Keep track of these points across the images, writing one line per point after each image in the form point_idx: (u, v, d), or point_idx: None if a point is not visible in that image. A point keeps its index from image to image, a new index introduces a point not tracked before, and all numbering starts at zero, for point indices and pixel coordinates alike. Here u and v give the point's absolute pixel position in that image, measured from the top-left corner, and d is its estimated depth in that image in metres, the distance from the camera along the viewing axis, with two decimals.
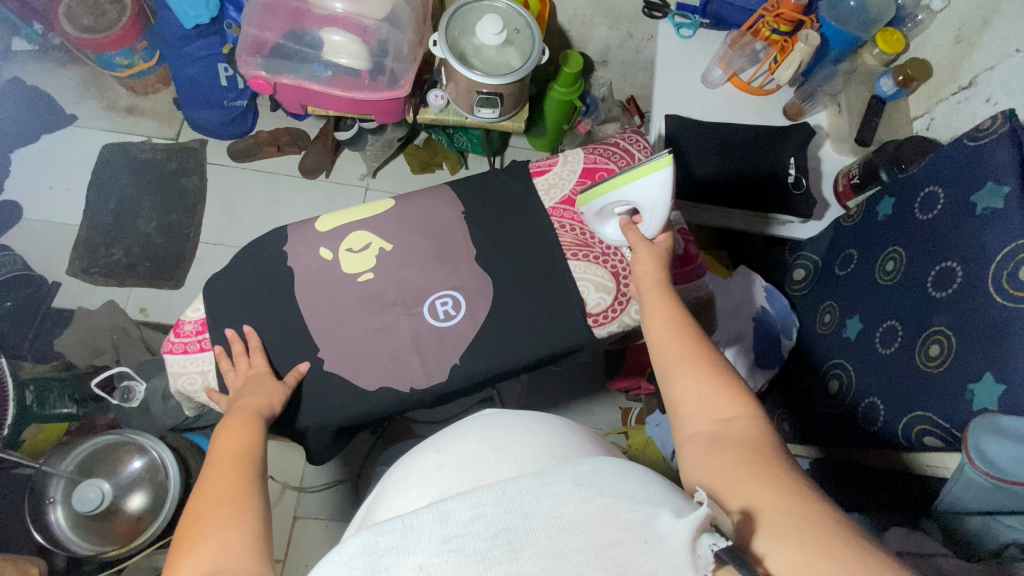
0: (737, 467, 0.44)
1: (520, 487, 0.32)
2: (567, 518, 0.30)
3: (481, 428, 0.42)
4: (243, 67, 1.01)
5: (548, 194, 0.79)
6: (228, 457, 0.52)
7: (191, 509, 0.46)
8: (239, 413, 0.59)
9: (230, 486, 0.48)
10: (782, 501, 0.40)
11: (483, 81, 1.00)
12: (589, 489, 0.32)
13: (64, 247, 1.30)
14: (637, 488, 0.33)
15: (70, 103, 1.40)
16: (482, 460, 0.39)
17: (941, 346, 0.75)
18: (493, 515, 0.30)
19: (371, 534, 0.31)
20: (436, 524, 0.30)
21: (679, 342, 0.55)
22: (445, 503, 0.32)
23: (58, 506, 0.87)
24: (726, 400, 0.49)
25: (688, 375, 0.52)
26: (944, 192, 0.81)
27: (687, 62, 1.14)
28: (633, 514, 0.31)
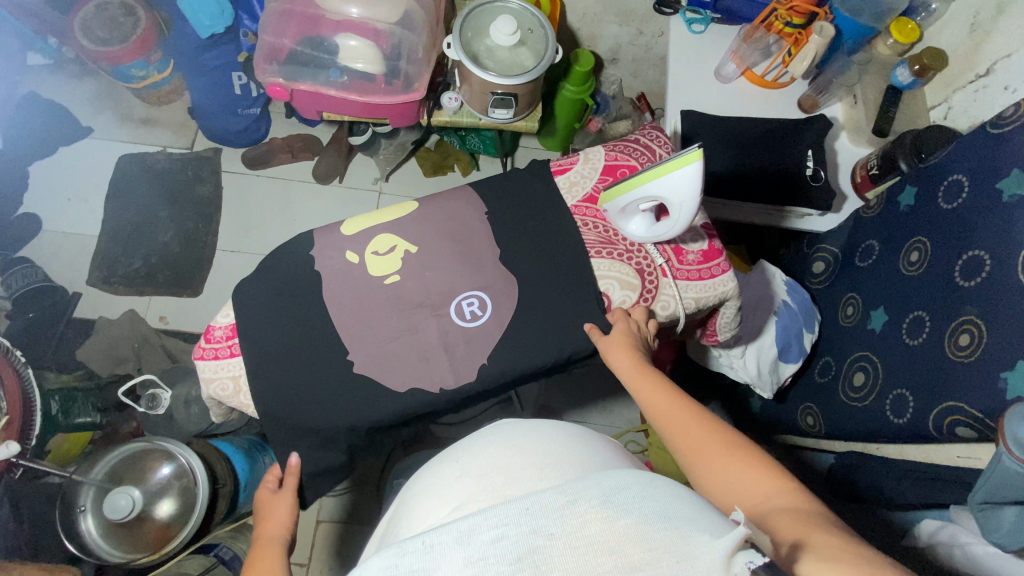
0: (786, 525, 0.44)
1: (543, 506, 0.32)
2: (591, 540, 0.31)
3: (499, 442, 0.45)
4: (260, 75, 1.02)
5: (569, 192, 0.79)
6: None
7: None
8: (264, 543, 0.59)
9: None
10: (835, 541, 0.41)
11: (497, 82, 1.00)
12: (615, 508, 0.32)
13: (84, 258, 1.32)
14: (666, 503, 0.33)
15: (85, 115, 1.41)
16: (504, 471, 0.42)
17: (971, 336, 0.75)
18: (516, 536, 0.31)
19: (393, 555, 0.32)
20: (457, 546, 0.31)
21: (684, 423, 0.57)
22: (466, 523, 0.32)
23: (88, 515, 0.88)
24: (754, 472, 0.50)
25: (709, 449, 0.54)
26: (969, 181, 0.80)
27: (700, 57, 1.14)
28: (664, 534, 0.31)
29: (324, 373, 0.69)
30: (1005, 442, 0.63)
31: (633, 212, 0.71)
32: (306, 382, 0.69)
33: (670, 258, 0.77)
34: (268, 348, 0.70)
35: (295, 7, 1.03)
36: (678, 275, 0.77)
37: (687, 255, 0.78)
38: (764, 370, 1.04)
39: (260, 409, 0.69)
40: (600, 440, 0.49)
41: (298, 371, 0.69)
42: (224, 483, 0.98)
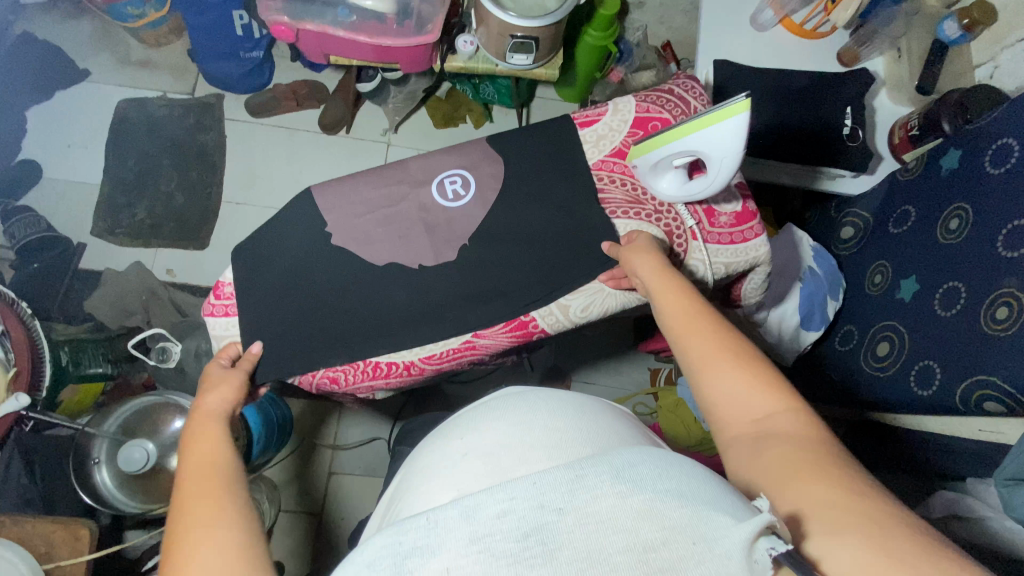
0: (785, 468, 0.42)
1: (553, 481, 0.33)
2: (604, 516, 0.31)
3: (503, 414, 0.47)
4: (263, 12, 0.94)
5: (596, 147, 0.74)
6: (199, 463, 0.49)
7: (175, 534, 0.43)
8: (203, 416, 0.55)
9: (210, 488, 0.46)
10: (831, 503, 0.39)
11: (518, 24, 0.94)
12: (628, 485, 0.32)
13: (87, 208, 1.29)
14: (681, 482, 0.33)
15: (82, 56, 1.35)
16: (510, 447, 0.43)
17: (1009, 309, 0.71)
18: (524, 512, 0.31)
19: (397, 531, 0.32)
20: (463, 521, 0.31)
21: (695, 327, 0.53)
22: (471, 498, 0.32)
23: (103, 467, 0.88)
24: (764, 397, 0.48)
25: (718, 370, 0.50)
26: (1019, 145, 0.75)
27: (735, 1, 1.06)
28: (680, 513, 0.31)
29: (340, 328, 0.68)
30: None
31: (654, 168, 0.66)
32: (319, 341, 0.67)
33: (701, 220, 0.72)
34: (278, 302, 0.68)
35: None
36: (708, 238, 0.73)
37: (719, 217, 0.73)
38: (781, 338, 1.03)
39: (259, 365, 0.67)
40: (611, 411, 0.49)
41: (310, 328, 0.68)
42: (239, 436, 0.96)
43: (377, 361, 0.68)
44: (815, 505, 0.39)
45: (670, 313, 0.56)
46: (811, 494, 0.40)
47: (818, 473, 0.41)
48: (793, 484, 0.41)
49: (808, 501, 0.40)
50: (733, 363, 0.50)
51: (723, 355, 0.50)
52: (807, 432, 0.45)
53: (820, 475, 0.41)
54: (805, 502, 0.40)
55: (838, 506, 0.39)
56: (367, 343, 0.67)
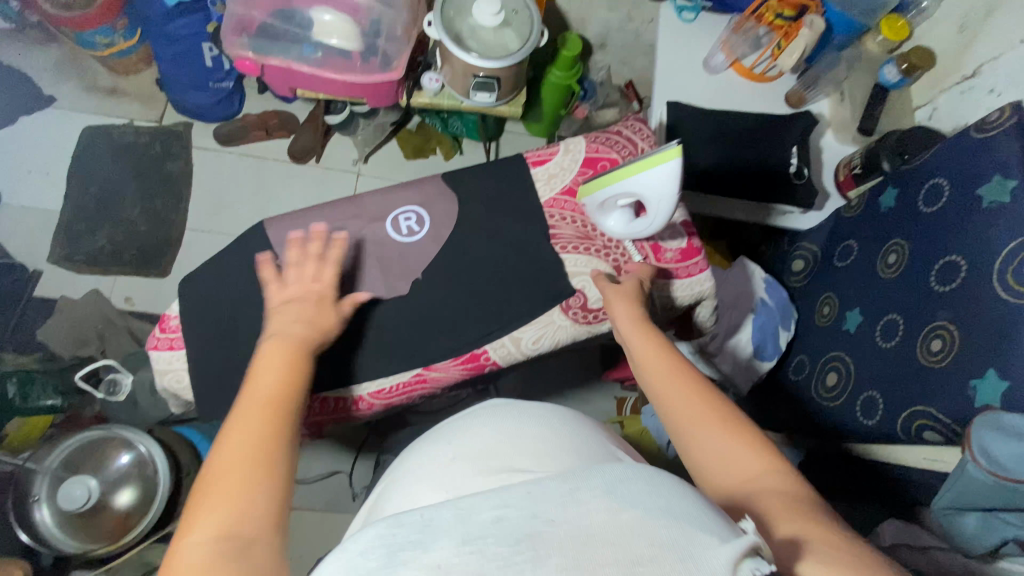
0: (776, 510, 0.43)
1: (545, 495, 0.32)
2: (595, 529, 0.30)
3: (492, 423, 0.47)
4: (228, 48, 0.97)
5: (548, 185, 0.77)
6: (256, 393, 0.50)
7: (217, 460, 0.44)
8: (281, 342, 0.55)
9: (265, 433, 0.46)
10: (822, 542, 0.40)
11: (480, 64, 0.97)
12: (620, 502, 0.31)
13: (44, 234, 1.27)
14: (671, 501, 0.32)
15: (47, 82, 1.34)
16: (501, 453, 0.43)
17: (943, 342, 0.74)
18: (515, 519, 0.30)
19: (388, 525, 0.31)
20: (457, 523, 0.30)
21: (677, 381, 0.54)
22: (466, 502, 0.32)
23: (43, 505, 0.84)
24: (748, 452, 0.48)
25: (701, 426, 0.50)
26: (949, 186, 0.79)
27: (689, 46, 1.12)
28: (667, 531, 0.30)
29: None
30: (971, 451, 0.62)
31: (603, 207, 0.70)
32: None
33: (648, 255, 0.75)
34: (227, 335, 0.67)
35: None
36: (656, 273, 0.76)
37: (665, 253, 0.76)
38: (737, 367, 1.05)
39: (207, 397, 0.66)
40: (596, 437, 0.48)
41: (258, 362, 0.67)
42: (188, 472, 0.96)
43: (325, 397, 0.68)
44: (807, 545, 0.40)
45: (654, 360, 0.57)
46: (803, 534, 0.41)
47: (804, 514, 0.42)
48: (783, 524, 0.41)
49: (801, 541, 0.40)
50: (716, 411, 0.51)
51: (706, 403, 0.52)
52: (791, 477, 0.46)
53: (807, 519, 0.42)
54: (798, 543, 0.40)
55: (827, 544, 0.39)
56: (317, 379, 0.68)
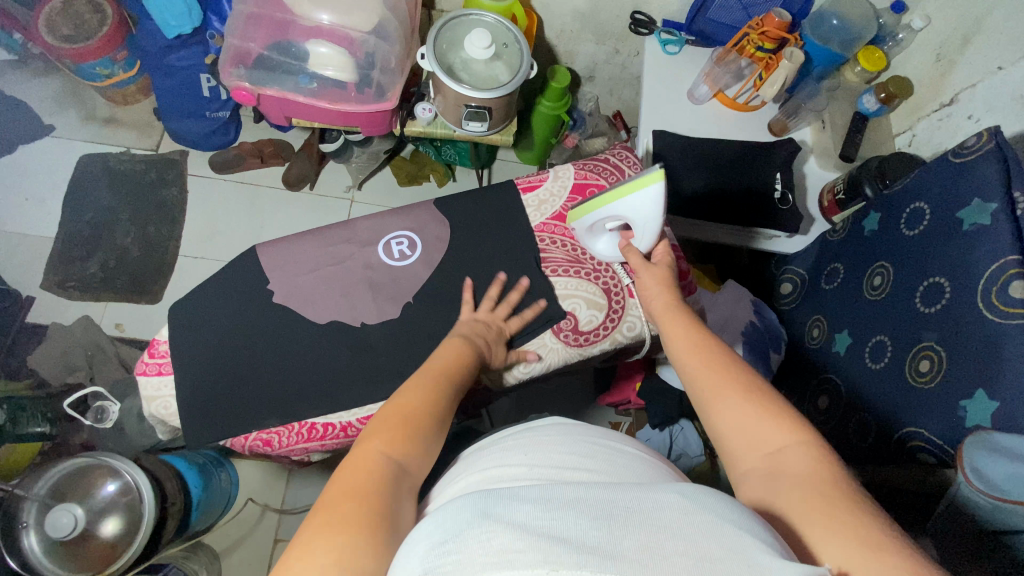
0: (801, 498, 0.41)
1: (624, 492, 0.34)
2: (669, 521, 0.31)
3: (567, 438, 0.46)
4: (225, 78, 0.99)
5: (537, 211, 0.78)
6: (435, 371, 0.57)
7: (394, 403, 0.51)
8: (456, 338, 0.63)
9: (435, 401, 0.53)
10: (858, 544, 0.37)
11: (472, 95, 1.00)
12: (696, 505, 0.32)
13: (36, 260, 1.27)
14: (744, 515, 0.33)
15: (46, 112, 1.36)
16: (575, 463, 0.41)
17: (931, 362, 0.75)
18: (595, 505, 0.32)
19: (478, 494, 0.35)
20: (541, 498, 0.33)
21: (706, 361, 0.54)
22: (549, 486, 0.34)
23: (31, 532, 0.84)
24: (779, 432, 0.47)
25: (732, 406, 0.49)
26: (929, 209, 0.81)
27: (675, 77, 1.16)
28: (739, 538, 0.30)
29: (281, 386, 0.67)
30: (964, 471, 0.61)
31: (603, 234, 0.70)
32: (255, 401, 0.66)
33: None
34: (216, 360, 0.67)
35: (264, 11, 1.00)
36: None
37: None
38: None
39: (193, 423, 0.65)
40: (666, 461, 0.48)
41: (247, 387, 0.67)
42: (173, 502, 0.94)
43: (314, 423, 0.67)
44: (841, 549, 0.37)
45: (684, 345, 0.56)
46: (837, 535, 0.38)
47: (841, 509, 0.39)
48: (807, 518, 0.40)
49: (835, 544, 0.38)
50: (743, 398, 0.49)
51: (737, 386, 0.50)
52: (824, 469, 0.43)
53: (835, 510, 0.39)
54: (829, 546, 0.38)
55: (856, 545, 0.37)
56: (306, 404, 0.67)
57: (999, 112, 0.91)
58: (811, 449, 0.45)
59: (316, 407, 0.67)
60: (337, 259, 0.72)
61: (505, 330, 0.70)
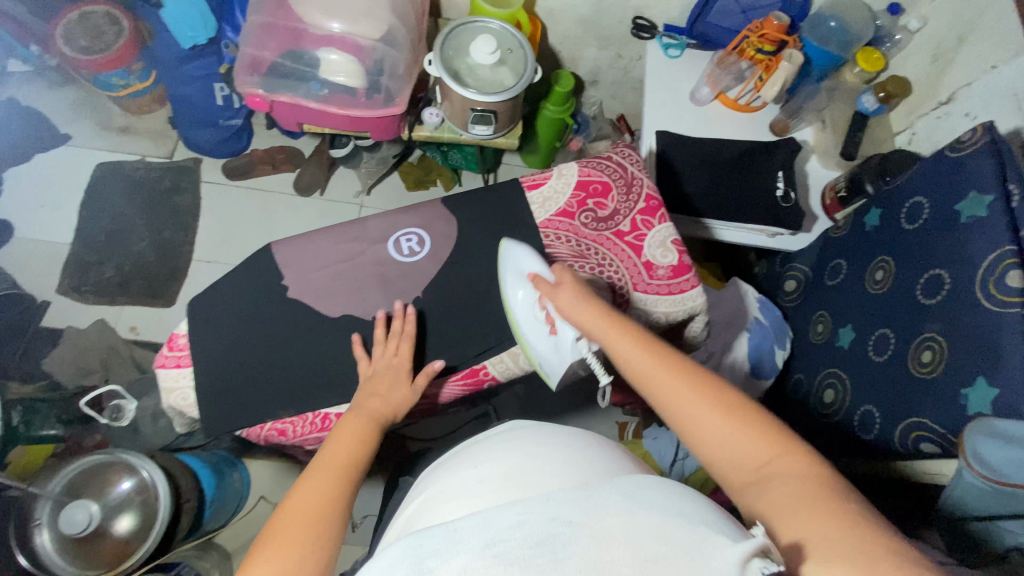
0: (796, 503, 0.43)
1: (565, 501, 0.32)
2: (613, 529, 0.30)
3: (515, 448, 0.43)
4: (240, 86, 1.02)
5: (542, 208, 0.80)
6: (330, 458, 0.54)
7: (281, 507, 0.49)
8: (361, 413, 0.61)
9: (330, 491, 0.50)
10: (839, 525, 0.40)
11: (477, 99, 1.02)
12: (636, 507, 0.32)
13: (54, 265, 1.30)
14: (685, 508, 0.33)
15: (65, 122, 1.40)
16: (524, 472, 0.39)
17: (933, 353, 0.76)
18: (538, 524, 0.30)
19: (412, 539, 0.32)
20: (480, 529, 0.31)
21: (665, 379, 0.54)
22: (489, 511, 0.32)
23: (45, 529, 0.86)
24: (760, 442, 0.49)
25: (708, 421, 0.51)
26: (929, 203, 0.82)
27: (676, 80, 1.18)
28: (682, 533, 0.30)
29: (296, 378, 0.69)
30: (967, 458, 0.64)
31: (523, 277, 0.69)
32: (271, 393, 0.69)
33: (639, 273, 0.77)
34: (232, 353, 0.69)
35: (277, 21, 1.04)
36: (648, 290, 0.77)
37: (657, 270, 0.77)
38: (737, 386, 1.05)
39: (214, 413, 0.68)
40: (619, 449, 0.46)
41: (263, 379, 0.69)
42: (188, 499, 0.97)
43: (327, 413, 0.69)
44: (826, 532, 0.40)
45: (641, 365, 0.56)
46: (820, 521, 0.41)
47: (817, 494, 0.43)
48: (804, 522, 0.41)
49: (819, 527, 0.40)
50: (712, 408, 0.51)
51: (705, 400, 0.52)
52: (795, 459, 0.46)
53: (825, 508, 0.42)
54: (815, 531, 0.40)
55: (851, 538, 0.39)
56: (320, 395, 0.69)
57: (994, 110, 0.92)
58: (778, 441, 0.48)
59: (330, 397, 0.69)
60: (349, 257, 0.74)
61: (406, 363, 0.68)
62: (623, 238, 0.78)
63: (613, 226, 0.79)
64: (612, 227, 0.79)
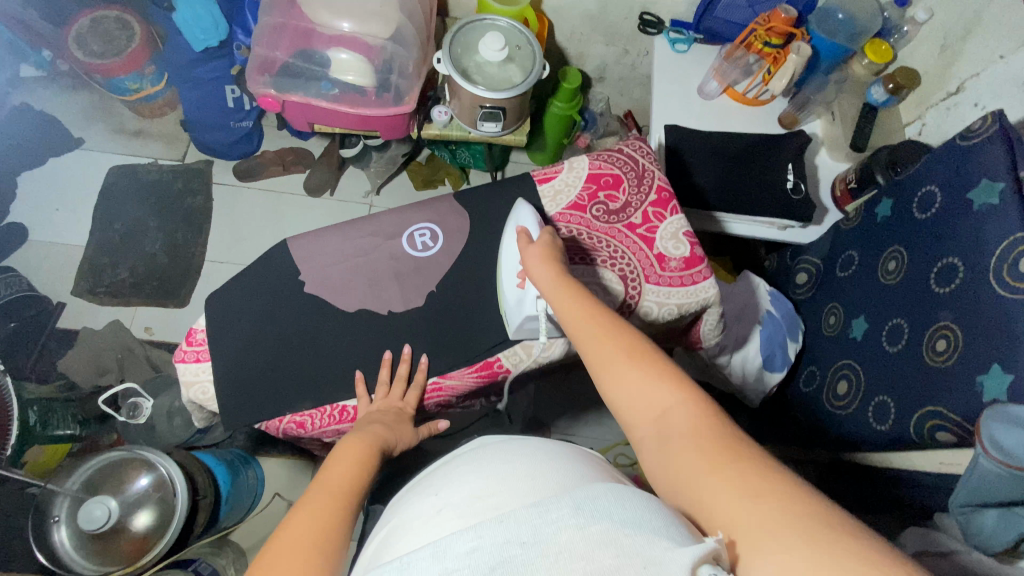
0: (710, 467, 0.42)
1: (517, 515, 0.31)
2: (565, 545, 0.30)
3: (477, 467, 0.42)
4: (252, 86, 1.04)
5: (553, 201, 0.80)
6: (327, 483, 0.49)
7: (275, 531, 0.43)
8: (359, 438, 0.57)
9: (330, 517, 0.45)
10: (745, 496, 0.39)
11: (486, 96, 1.03)
12: (586, 515, 0.31)
13: (69, 268, 1.32)
14: (636, 511, 0.32)
15: (78, 126, 1.42)
16: (481, 494, 0.38)
17: (947, 342, 0.76)
18: (491, 548, 0.30)
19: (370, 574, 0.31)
20: (434, 559, 0.30)
21: (602, 343, 0.54)
22: (443, 538, 0.31)
23: (63, 526, 0.87)
24: (680, 402, 0.48)
25: (639, 386, 0.50)
26: (941, 192, 0.81)
27: (684, 75, 1.18)
28: (633, 539, 0.30)
29: (314, 372, 0.70)
30: (982, 443, 0.63)
31: (512, 232, 0.70)
32: (289, 388, 0.69)
33: (652, 265, 0.77)
34: (250, 348, 0.70)
35: (287, 21, 1.05)
36: (660, 282, 0.77)
37: (669, 262, 0.77)
38: (747, 378, 1.06)
39: (233, 407, 0.69)
40: (583, 454, 0.46)
41: (280, 373, 0.70)
42: (204, 495, 0.96)
43: (346, 407, 0.70)
44: (730, 506, 0.39)
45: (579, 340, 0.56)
46: (727, 489, 0.40)
47: (728, 459, 0.42)
48: (717, 486, 0.41)
49: (725, 498, 0.40)
50: (636, 375, 0.51)
51: (638, 365, 0.51)
52: (709, 421, 0.46)
53: (740, 473, 0.41)
54: (721, 505, 0.40)
55: (757, 504, 0.38)
56: (338, 389, 0.70)
57: (1003, 99, 0.92)
58: (695, 401, 0.47)
59: (348, 390, 0.70)
60: (363, 253, 0.75)
61: (407, 407, 0.68)
62: (634, 230, 0.78)
63: (625, 219, 0.79)
64: (623, 220, 0.79)
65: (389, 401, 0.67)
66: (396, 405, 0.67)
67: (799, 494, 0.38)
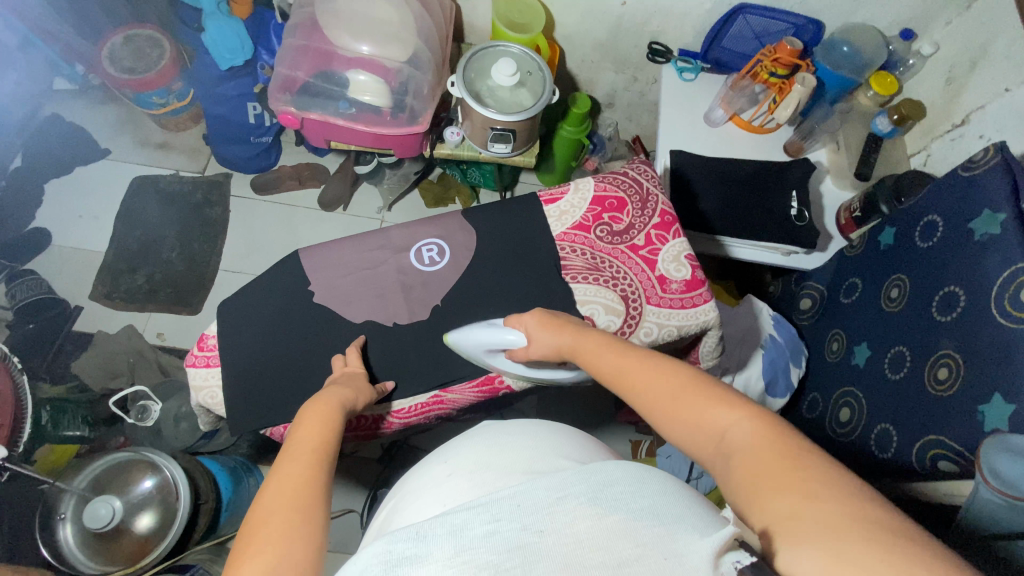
0: (756, 478, 0.38)
1: (533, 503, 0.31)
2: (582, 534, 0.30)
3: (485, 438, 0.42)
4: (273, 104, 1.08)
5: (559, 220, 0.82)
6: (299, 445, 0.49)
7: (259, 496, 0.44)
8: (322, 402, 0.58)
9: (308, 473, 0.46)
10: (806, 499, 0.35)
11: (497, 118, 1.06)
12: (602, 505, 0.31)
13: (88, 273, 1.36)
14: (657, 502, 0.32)
15: (104, 137, 1.48)
16: (491, 464, 0.38)
17: (949, 369, 0.76)
18: (508, 531, 0.30)
19: (385, 542, 0.31)
20: (450, 536, 0.30)
21: (626, 372, 0.52)
22: (459, 516, 0.31)
23: (67, 524, 0.88)
24: (718, 413, 0.44)
25: (671, 409, 0.47)
26: (942, 221, 0.82)
27: (690, 102, 1.21)
28: (651, 531, 0.30)
29: (318, 382, 0.71)
30: (981, 472, 0.63)
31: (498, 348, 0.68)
32: (293, 392, 0.71)
33: (653, 286, 0.78)
34: (259, 353, 0.72)
35: (310, 43, 1.10)
36: (660, 304, 0.77)
37: (670, 284, 0.78)
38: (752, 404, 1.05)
39: (239, 410, 0.71)
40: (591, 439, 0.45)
41: (286, 380, 0.71)
42: (206, 499, 0.98)
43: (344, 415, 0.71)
44: (788, 516, 0.35)
45: (613, 369, 0.53)
46: (789, 500, 0.36)
47: (791, 468, 0.37)
48: (765, 496, 0.37)
49: (781, 508, 0.36)
50: (676, 397, 0.47)
51: (670, 384, 0.48)
52: (769, 434, 0.40)
53: (790, 478, 0.37)
54: (777, 514, 0.35)
55: (808, 515, 0.34)
56: None
57: (1007, 132, 0.93)
58: (751, 414, 0.42)
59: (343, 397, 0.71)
60: (372, 265, 0.77)
61: None
62: (637, 251, 0.80)
63: (628, 240, 0.80)
64: (626, 241, 0.80)
65: (343, 368, 0.68)
66: (349, 368, 0.68)
67: (870, 507, 0.34)
